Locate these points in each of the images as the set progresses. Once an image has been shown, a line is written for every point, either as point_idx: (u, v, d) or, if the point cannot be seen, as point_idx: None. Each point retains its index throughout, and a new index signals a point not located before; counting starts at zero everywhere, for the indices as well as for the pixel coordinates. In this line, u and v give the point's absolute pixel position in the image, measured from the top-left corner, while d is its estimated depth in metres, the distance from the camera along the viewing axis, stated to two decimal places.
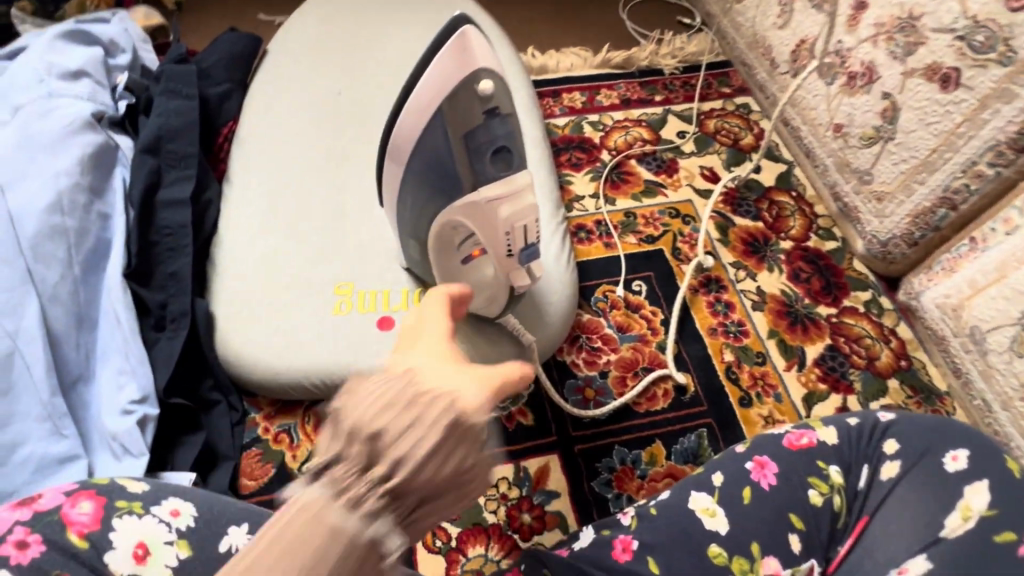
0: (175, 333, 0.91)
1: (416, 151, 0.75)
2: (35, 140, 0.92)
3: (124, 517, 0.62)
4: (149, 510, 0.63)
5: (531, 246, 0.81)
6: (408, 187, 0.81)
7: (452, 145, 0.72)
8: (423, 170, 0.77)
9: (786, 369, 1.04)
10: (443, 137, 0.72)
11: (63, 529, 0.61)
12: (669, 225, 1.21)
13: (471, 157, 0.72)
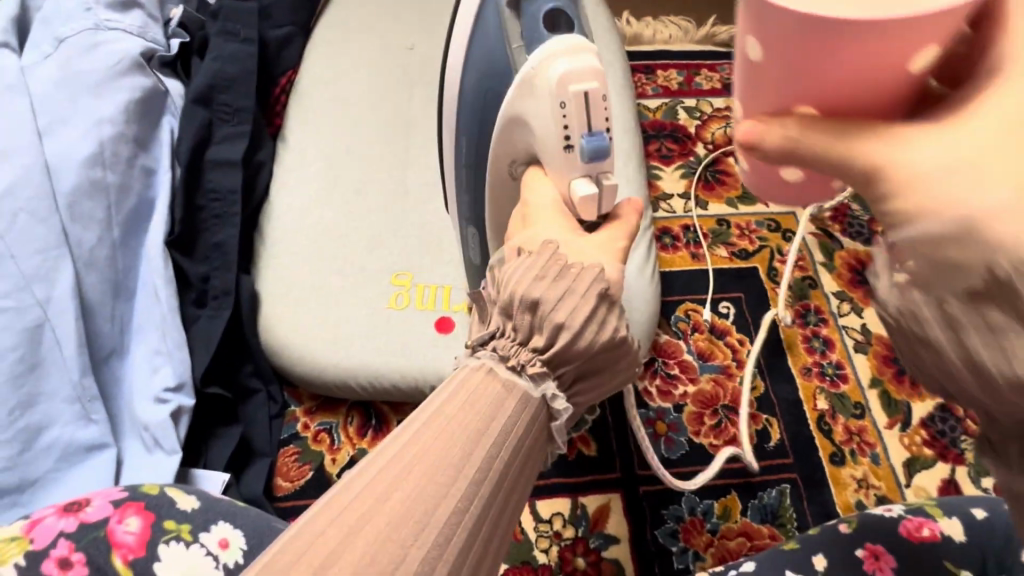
0: (216, 312, 0.83)
1: (469, 67, 0.57)
2: (77, 79, 0.81)
3: (171, 545, 0.53)
4: (197, 537, 0.54)
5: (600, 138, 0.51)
6: (462, 127, 0.62)
7: (506, 36, 0.54)
8: (474, 99, 0.58)
9: (887, 427, 0.91)
10: (494, 27, 0.54)
11: (109, 550, 0.52)
12: (767, 239, 1.06)
13: (528, 44, 0.53)
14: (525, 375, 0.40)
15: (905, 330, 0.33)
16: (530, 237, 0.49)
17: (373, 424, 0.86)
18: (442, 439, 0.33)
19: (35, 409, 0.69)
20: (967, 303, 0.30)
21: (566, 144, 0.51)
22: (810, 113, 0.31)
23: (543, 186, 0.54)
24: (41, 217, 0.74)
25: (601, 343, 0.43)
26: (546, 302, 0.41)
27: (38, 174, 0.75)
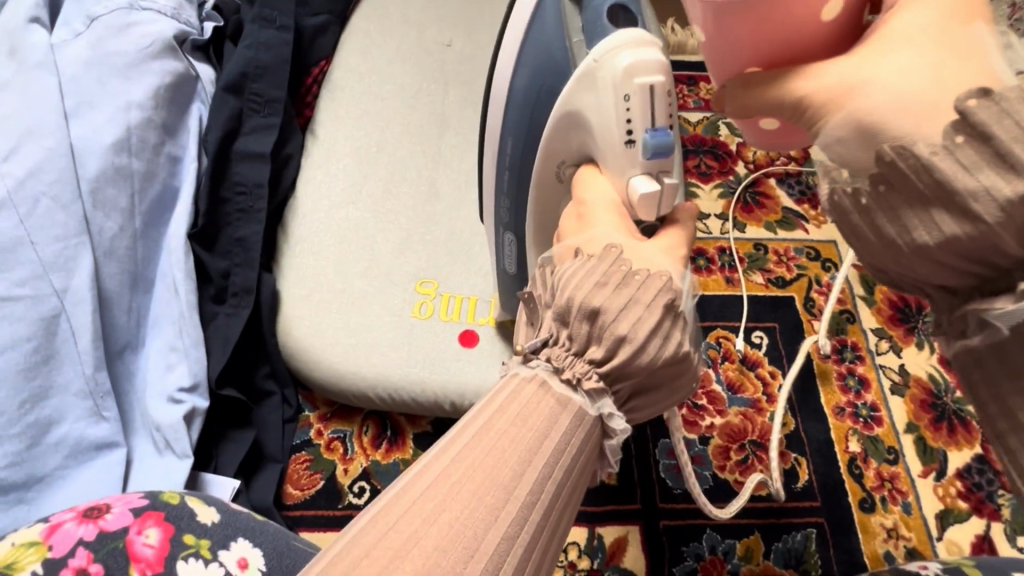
0: (235, 310, 0.80)
1: (520, 64, 0.54)
2: (107, 60, 0.79)
3: (189, 563, 0.46)
4: (216, 555, 0.47)
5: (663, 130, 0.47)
6: (508, 129, 0.57)
7: (565, 29, 0.51)
8: (524, 98, 0.55)
9: (921, 475, 0.87)
10: (552, 19, 0.51)
11: (126, 564, 0.45)
12: (805, 268, 1.01)
13: (588, 35, 0.49)
14: (581, 390, 0.36)
15: (862, 248, 0.32)
16: (588, 237, 0.44)
17: (387, 435, 0.83)
18: (492, 455, 0.30)
19: (46, 403, 0.67)
20: (920, 209, 0.28)
21: (627, 138, 0.48)
22: (758, 69, 0.37)
23: (599, 183, 0.50)
24: (63, 203, 0.71)
25: (668, 360, 0.38)
26: (608, 311, 0.37)
27: (62, 157, 0.72)
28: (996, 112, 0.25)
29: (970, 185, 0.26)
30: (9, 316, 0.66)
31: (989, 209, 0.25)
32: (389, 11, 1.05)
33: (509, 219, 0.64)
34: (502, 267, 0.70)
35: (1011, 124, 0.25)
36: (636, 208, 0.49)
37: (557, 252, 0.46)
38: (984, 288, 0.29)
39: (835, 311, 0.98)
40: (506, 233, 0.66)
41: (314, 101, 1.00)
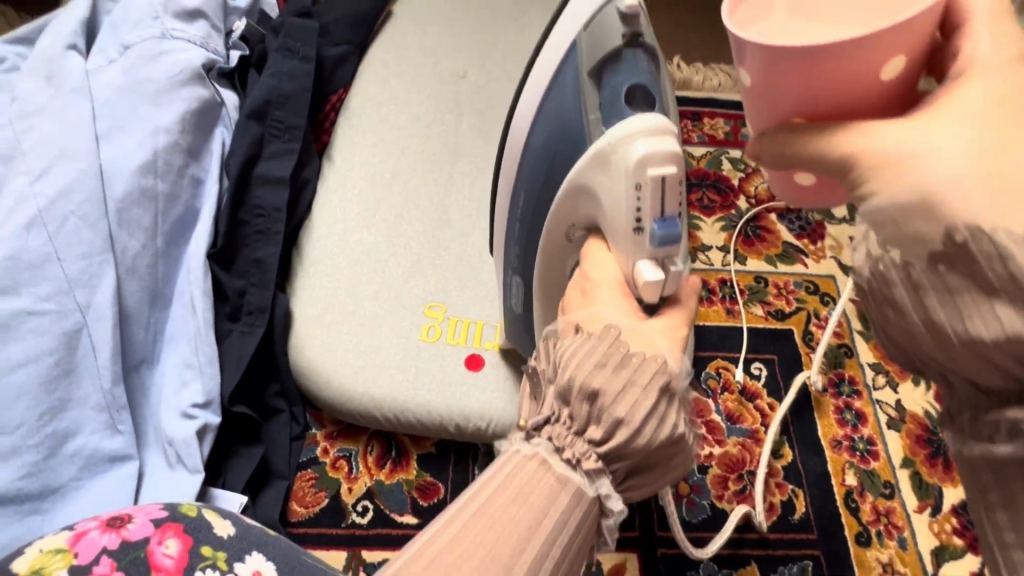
0: (249, 328, 0.82)
1: (538, 120, 0.56)
2: (138, 87, 0.82)
3: (206, 573, 0.48)
4: (232, 567, 0.49)
5: (669, 220, 0.50)
6: (522, 184, 0.60)
7: (583, 102, 0.53)
8: (539, 158, 0.57)
9: (916, 510, 0.88)
10: (572, 89, 0.53)
11: (147, 573, 0.47)
12: (804, 302, 1.04)
13: (605, 113, 0.52)
14: (579, 469, 0.38)
15: (910, 336, 0.32)
16: (591, 316, 0.47)
17: (392, 455, 0.85)
18: (496, 529, 0.32)
19: (64, 416, 0.68)
20: (982, 302, 0.28)
21: (635, 226, 0.50)
22: (802, 122, 0.33)
23: (605, 261, 0.53)
24: (90, 222, 0.74)
25: (663, 442, 0.40)
26: (607, 394, 0.39)
27: (92, 178, 0.76)
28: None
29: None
30: (34, 329, 0.69)
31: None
32: (406, 41, 1.09)
33: (518, 265, 0.68)
34: (510, 304, 0.75)
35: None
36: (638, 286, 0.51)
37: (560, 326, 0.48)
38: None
39: (832, 345, 1.00)
40: (514, 276, 0.70)
41: (332, 127, 1.03)
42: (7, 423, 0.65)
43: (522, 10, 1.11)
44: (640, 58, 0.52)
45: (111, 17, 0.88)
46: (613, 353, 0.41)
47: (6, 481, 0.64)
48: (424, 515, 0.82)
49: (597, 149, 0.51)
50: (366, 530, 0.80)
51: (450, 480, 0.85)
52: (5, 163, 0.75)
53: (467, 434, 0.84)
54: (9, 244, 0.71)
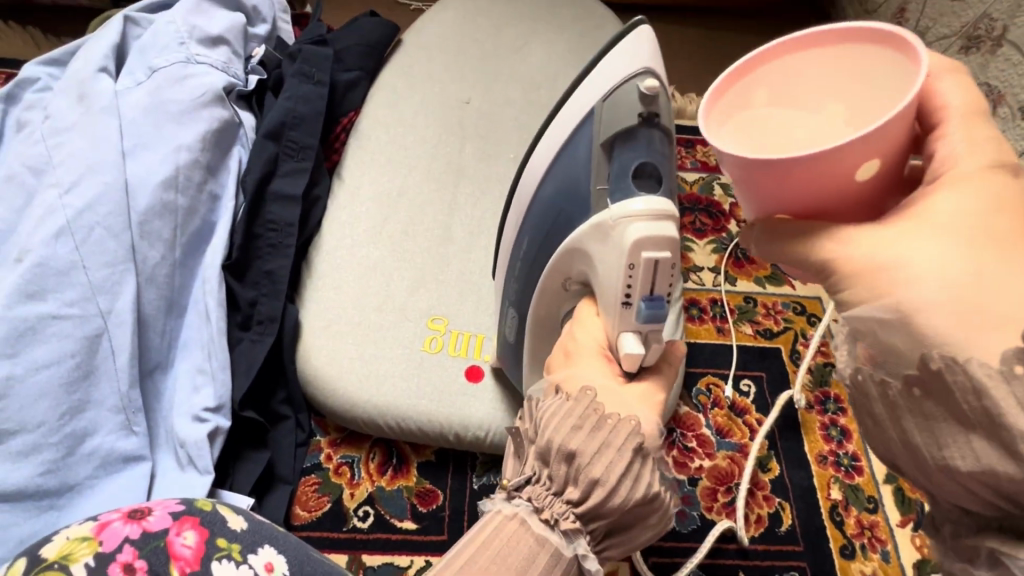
0: (260, 336, 0.86)
1: (547, 177, 0.61)
2: (163, 108, 0.87)
3: (222, 563, 0.51)
4: (246, 558, 0.52)
5: (655, 299, 0.55)
6: (526, 230, 0.65)
7: (593, 168, 0.57)
8: (544, 211, 0.62)
9: (899, 524, 0.91)
10: (583, 154, 0.57)
11: (167, 561, 0.50)
12: (792, 321, 1.08)
13: (613, 184, 0.56)
14: (557, 530, 0.42)
15: (898, 449, 0.36)
16: (571, 376, 0.53)
17: (393, 462, 0.88)
18: (497, 561, 0.38)
19: (83, 416, 0.72)
20: (959, 435, 0.32)
21: (624, 300, 0.55)
22: (788, 219, 0.38)
23: (592, 326, 0.59)
24: (115, 232, 0.78)
25: (638, 501, 0.43)
26: (584, 455, 0.43)
27: (117, 192, 0.80)
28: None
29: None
30: (57, 332, 0.72)
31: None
32: (415, 67, 1.14)
33: (515, 298, 0.72)
34: (504, 335, 0.79)
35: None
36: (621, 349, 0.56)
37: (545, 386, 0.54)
38: (1004, 519, 0.34)
39: (818, 363, 1.04)
40: (510, 309, 0.74)
41: (342, 147, 1.08)
42: (29, 421, 0.69)
43: (525, 40, 1.16)
44: (656, 135, 0.55)
45: (139, 42, 0.94)
46: (588, 416, 0.45)
47: (25, 477, 0.67)
48: (423, 521, 0.85)
49: (601, 221, 0.56)
50: (366, 534, 0.83)
51: (449, 487, 0.87)
52: (37, 177, 0.80)
53: (466, 443, 0.87)
54: (38, 252, 0.75)
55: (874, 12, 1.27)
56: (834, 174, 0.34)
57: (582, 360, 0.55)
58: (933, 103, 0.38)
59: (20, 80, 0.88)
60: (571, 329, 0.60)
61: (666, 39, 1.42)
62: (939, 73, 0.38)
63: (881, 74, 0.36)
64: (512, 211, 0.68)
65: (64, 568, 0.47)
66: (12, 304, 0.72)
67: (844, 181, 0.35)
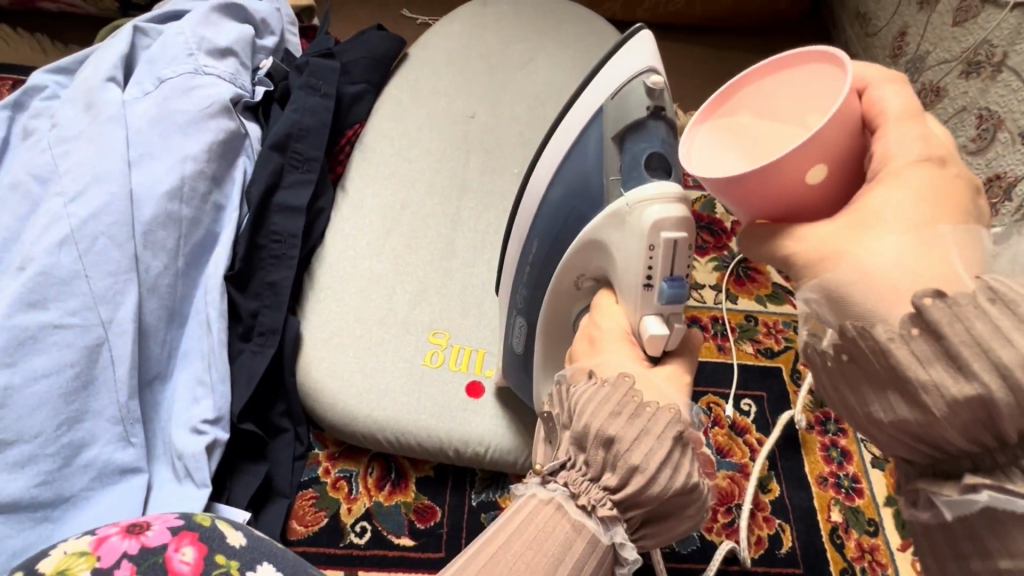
0: (260, 348, 0.86)
1: (556, 180, 0.62)
2: (170, 118, 0.88)
3: None
4: None
5: (676, 280, 0.56)
6: (536, 233, 0.65)
7: (605, 163, 0.58)
8: (555, 212, 0.63)
9: (899, 548, 0.91)
10: (594, 150, 0.58)
11: None
12: (792, 341, 1.08)
13: (625, 176, 0.57)
14: (594, 516, 0.42)
15: (835, 406, 0.36)
16: (603, 363, 0.53)
17: (392, 477, 0.88)
18: (535, 546, 0.38)
19: (81, 426, 0.71)
20: (876, 388, 0.32)
21: (646, 280, 0.55)
22: (765, 222, 0.41)
23: (614, 312, 0.58)
24: (118, 242, 0.78)
25: (678, 490, 0.44)
26: (623, 441, 0.43)
27: (122, 201, 0.80)
28: (949, 315, 0.29)
29: (921, 378, 0.29)
30: (58, 342, 0.72)
31: (936, 403, 0.29)
32: (420, 81, 1.15)
33: (524, 306, 0.72)
34: (510, 343, 0.78)
35: (963, 330, 0.28)
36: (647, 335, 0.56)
37: (572, 371, 0.54)
38: (938, 468, 0.32)
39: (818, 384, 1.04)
40: (518, 316, 0.74)
41: (347, 159, 1.08)
42: (26, 431, 0.68)
43: (530, 57, 1.17)
44: (663, 128, 0.56)
45: (147, 52, 0.95)
46: (625, 405, 0.45)
47: (20, 489, 0.66)
48: (420, 538, 0.84)
49: (616, 209, 0.56)
50: (362, 550, 0.82)
51: (447, 504, 0.87)
52: (42, 185, 0.80)
53: (466, 460, 0.86)
54: (40, 260, 0.74)
55: (875, 35, 1.28)
56: (788, 178, 0.38)
57: (607, 347, 0.55)
58: (872, 112, 0.39)
59: (27, 88, 0.89)
60: (593, 316, 0.60)
61: (670, 58, 1.43)
62: (880, 83, 0.39)
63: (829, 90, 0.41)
64: (518, 216, 0.67)
65: None
66: (13, 312, 0.71)
67: (800, 185, 0.38)
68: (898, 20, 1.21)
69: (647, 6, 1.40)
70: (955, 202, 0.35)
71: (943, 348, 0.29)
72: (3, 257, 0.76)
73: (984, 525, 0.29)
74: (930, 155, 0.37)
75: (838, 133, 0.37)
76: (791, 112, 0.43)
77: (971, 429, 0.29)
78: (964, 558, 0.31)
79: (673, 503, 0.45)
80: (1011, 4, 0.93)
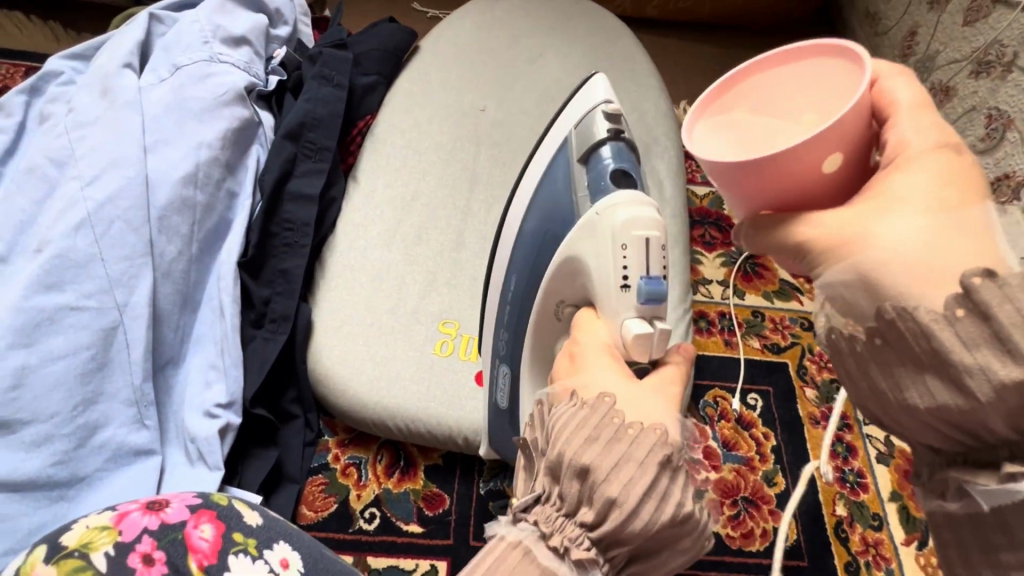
0: (272, 334, 0.87)
1: (530, 212, 0.66)
2: (185, 105, 0.88)
3: (239, 557, 0.51)
4: (262, 552, 0.53)
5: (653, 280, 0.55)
6: (515, 267, 0.68)
7: (575, 182, 0.62)
8: (531, 243, 0.66)
9: (903, 542, 0.91)
10: (563, 174, 0.63)
11: (185, 552, 0.50)
12: (799, 337, 1.09)
13: (593, 190, 0.60)
14: (568, 559, 0.41)
15: (867, 391, 0.36)
16: (585, 381, 0.50)
17: (401, 465, 0.89)
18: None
19: (96, 407, 0.72)
20: (914, 373, 0.33)
21: (623, 283, 0.56)
22: (769, 213, 0.39)
23: (596, 329, 0.57)
24: (134, 226, 0.79)
25: (664, 523, 0.40)
26: (598, 471, 0.41)
27: (138, 186, 0.81)
28: (999, 296, 0.30)
29: (967, 362, 0.30)
30: (74, 324, 0.73)
31: (983, 387, 0.30)
32: (431, 73, 1.15)
33: (506, 352, 0.72)
34: (495, 400, 0.75)
35: (1012, 311, 0.29)
36: (630, 348, 0.54)
37: (554, 392, 0.51)
38: (971, 457, 0.33)
39: (824, 380, 1.05)
40: (502, 365, 0.73)
41: (358, 150, 1.09)
42: (42, 411, 0.68)
43: (540, 51, 1.18)
44: (624, 147, 0.61)
45: (163, 39, 0.95)
46: (604, 429, 0.43)
47: (36, 468, 0.67)
48: (429, 525, 0.85)
49: (588, 219, 0.58)
50: (372, 536, 0.83)
51: (455, 492, 0.87)
52: (58, 169, 0.81)
53: (473, 448, 0.87)
54: (57, 243, 0.75)
55: (885, 34, 1.28)
56: (800, 166, 0.36)
57: (590, 364, 0.52)
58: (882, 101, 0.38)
59: (43, 73, 0.89)
60: (574, 334, 0.58)
61: (679, 55, 1.43)
62: (890, 74, 0.39)
63: (832, 81, 0.39)
64: (503, 250, 0.70)
65: (86, 556, 0.48)
66: (29, 294, 0.72)
67: (811, 174, 0.36)
68: (908, 19, 1.21)
69: (657, 2, 1.40)
70: (974, 186, 0.35)
71: (991, 333, 0.30)
72: (19, 239, 0.77)
73: (1018, 515, 0.31)
74: (943, 142, 0.37)
75: (853, 123, 0.36)
76: (785, 104, 0.40)
77: (1017, 417, 0.29)
78: (993, 549, 0.32)
79: (664, 539, 0.42)
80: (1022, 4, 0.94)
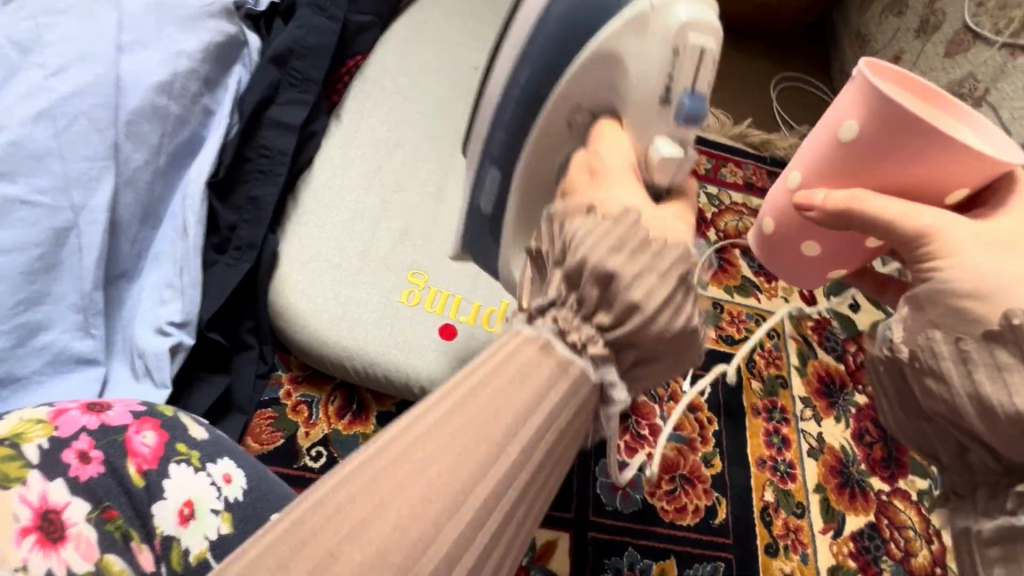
0: (234, 262, 0.85)
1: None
2: (169, 9, 0.84)
3: (180, 466, 0.51)
4: (204, 466, 0.52)
5: (701, 95, 0.50)
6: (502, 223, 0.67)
7: None
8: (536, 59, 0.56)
9: (821, 530, 0.97)
10: None
11: (124, 455, 0.49)
12: (753, 333, 1.12)
13: None
14: (584, 354, 0.39)
15: (913, 409, 0.44)
16: (601, 194, 0.46)
17: (353, 408, 0.88)
18: (468, 434, 0.31)
19: (39, 308, 0.69)
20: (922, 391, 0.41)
21: (664, 92, 0.50)
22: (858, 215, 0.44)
23: (618, 139, 0.52)
24: (99, 126, 0.75)
25: (677, 329, 0.41)
26: (622, 276, 0.39)
27: (108, 85, 0.76)
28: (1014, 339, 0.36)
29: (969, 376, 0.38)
30: (23, 219, 0.69)
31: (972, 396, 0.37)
32: (427, 22, 1.12)
33: (501, 146, 0.62)
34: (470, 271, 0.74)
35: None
36: (652, 168, 0.51)
37: (565, 206, 0.46)
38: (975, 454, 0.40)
39: (770, 375, 1.09)
40: (492, 165, 0.64)
41: (344, 89, 1.05)
42: None
43: None
44: None
45: None
46: (630, 238, 0.41)
47: None
48: None
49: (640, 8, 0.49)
50: (315, 474, 0.83)
51: None
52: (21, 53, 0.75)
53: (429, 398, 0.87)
54: (14, 130, 0.70)
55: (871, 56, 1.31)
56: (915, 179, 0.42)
57: (612, 177, 0.48)
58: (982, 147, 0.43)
59: None
60: (592, 145, 0.52)
61: None
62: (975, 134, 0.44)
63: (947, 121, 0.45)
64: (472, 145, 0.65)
65: (16, 446, 0.45)
66: None
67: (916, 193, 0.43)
68: (895, 44, 1.24)
69: None
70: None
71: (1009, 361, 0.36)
72: None
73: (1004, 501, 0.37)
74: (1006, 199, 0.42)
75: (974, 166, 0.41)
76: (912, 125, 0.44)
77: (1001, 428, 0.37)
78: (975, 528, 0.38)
79: (679, 342, 0.42)
80: (1001, 42, 1.00)
